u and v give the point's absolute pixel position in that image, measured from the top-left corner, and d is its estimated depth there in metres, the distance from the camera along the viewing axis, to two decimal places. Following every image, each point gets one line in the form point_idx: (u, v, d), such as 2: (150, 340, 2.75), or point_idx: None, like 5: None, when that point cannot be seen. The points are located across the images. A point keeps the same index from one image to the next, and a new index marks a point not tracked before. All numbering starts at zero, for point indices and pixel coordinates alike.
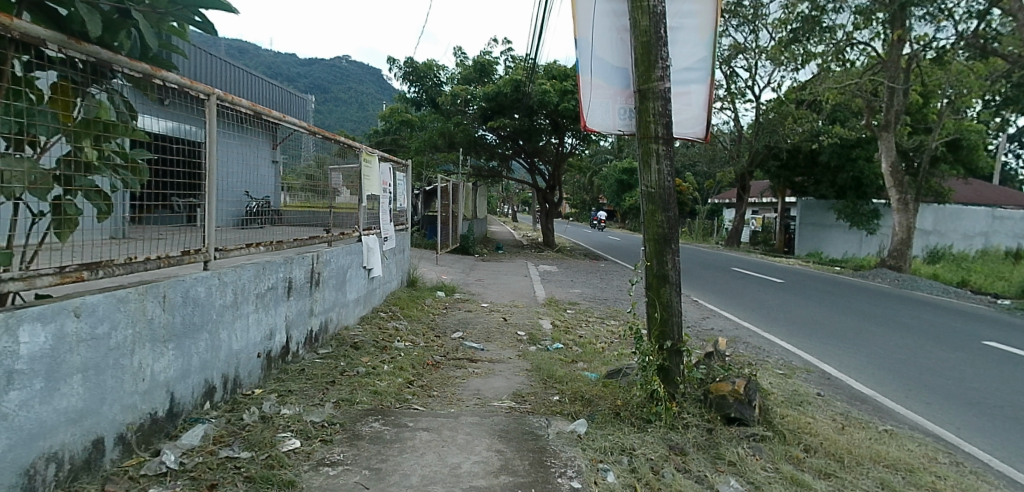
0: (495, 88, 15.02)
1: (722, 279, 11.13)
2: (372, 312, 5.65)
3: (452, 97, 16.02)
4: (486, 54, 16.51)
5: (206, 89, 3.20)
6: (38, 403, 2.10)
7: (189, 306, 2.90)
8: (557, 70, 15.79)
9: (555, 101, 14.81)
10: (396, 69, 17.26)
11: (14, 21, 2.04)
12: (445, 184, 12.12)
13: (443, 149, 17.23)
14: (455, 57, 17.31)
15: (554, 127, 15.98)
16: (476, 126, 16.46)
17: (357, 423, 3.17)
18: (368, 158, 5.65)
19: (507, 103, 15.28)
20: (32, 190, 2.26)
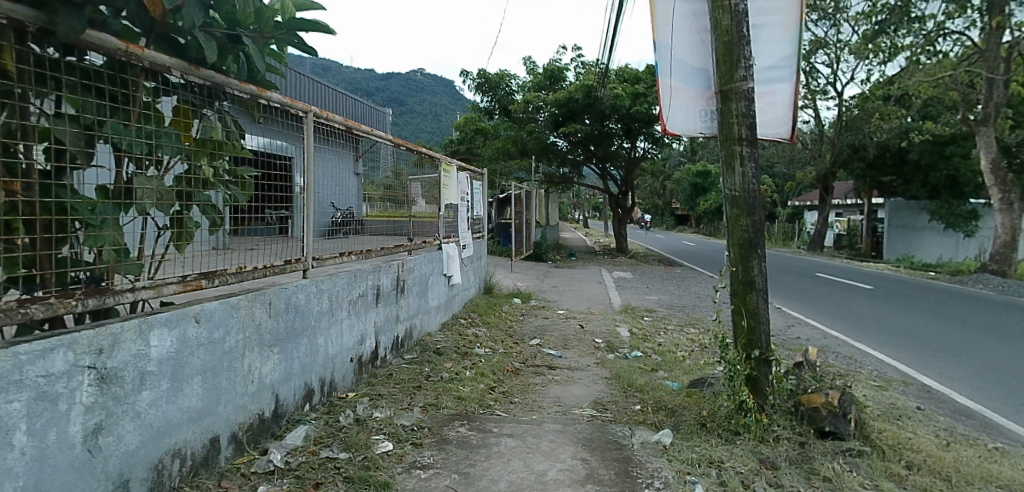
0: (566, 94, 15.24)
1: (807, 285, 10.62)
2: (452, 318, 5.77)
3: (524, 105, 16.18)
4: (558, 61, 16.74)
5: (304, 107, 3.40)
6: (165, 402, 2.35)
7: (291, 312, 3.06)
8: (629, 74, 15.71)
9: (627, 105, 14.76)
10: (468, 80, 17.71)
11: (143, 51, 2.31)
12: (519, 191, 12.22)
13: (516, 157, 17.46)
14: (525, 66, 17.58)
15: (626, 131, 15.91)
16: (548, 132, 16.62)
17: (444, 428, 3.23)
18: (447, 167, 5.81)
19: (579, 109, 15.40)
20: (159, 206, 2.49)
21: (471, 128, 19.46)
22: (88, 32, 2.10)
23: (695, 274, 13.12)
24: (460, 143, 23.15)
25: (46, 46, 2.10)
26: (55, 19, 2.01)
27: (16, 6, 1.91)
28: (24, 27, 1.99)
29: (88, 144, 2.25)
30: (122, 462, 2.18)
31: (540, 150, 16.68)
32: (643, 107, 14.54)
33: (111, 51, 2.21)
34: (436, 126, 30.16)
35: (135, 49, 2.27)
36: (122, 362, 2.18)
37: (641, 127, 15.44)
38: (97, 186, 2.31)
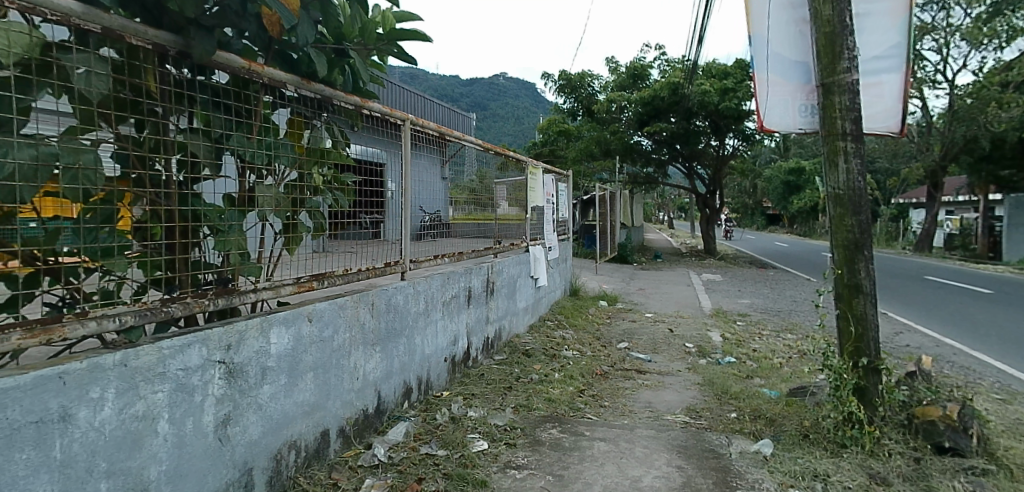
0: (651, 92, 15.06)
1: (914, 289, 9.86)
2: (539, 320, 5.81)
3: (607, 105, 16.13)
4: (641, 59, 16.63)
5: (402, 115, 3.56)
6: (283, 396, 2.51)
7: (391, 313, 3.19)
8: (718, 69, 15.33)
9: (715, 101, 14.37)
10: (549, 83, 17.89)
11: (263, 68, 2.49)
12: (603, 193, 12.11)
13: (599, 158, 17.34)
14: (608, 65, 17.54)
15: (715, 127, 15.46)
16: (632, 132, 16.45)
17: (536, 429, 3.25)
18: (533, 170, 5.91)
19: (664, 107, 15.18)
20: (278, 212, 2.69)
21: (553, 130, 19.54)
22: (217, 53, 2.29)
23: (790, 276, 12.47)
24: (539, 146, 23.25)
25: (182, 67, 2.31)
26: (191, 43, 2.22)
27: (159, 32, 2.14)
28: (166, 50, 2.20)
29: (215, 156, 2.46)
30: (247, 451, 2.35)
31: (624, 151, 16.49)
32: (733, 103, 14.09)
33: (236, 69, 2.40)
34: (515, 129, 30.50)
35: (256, 67, 2.45)
36: (247, 358, 2.36)
37: (730, 123, 14.96)
38: (220, 195, 2.54)
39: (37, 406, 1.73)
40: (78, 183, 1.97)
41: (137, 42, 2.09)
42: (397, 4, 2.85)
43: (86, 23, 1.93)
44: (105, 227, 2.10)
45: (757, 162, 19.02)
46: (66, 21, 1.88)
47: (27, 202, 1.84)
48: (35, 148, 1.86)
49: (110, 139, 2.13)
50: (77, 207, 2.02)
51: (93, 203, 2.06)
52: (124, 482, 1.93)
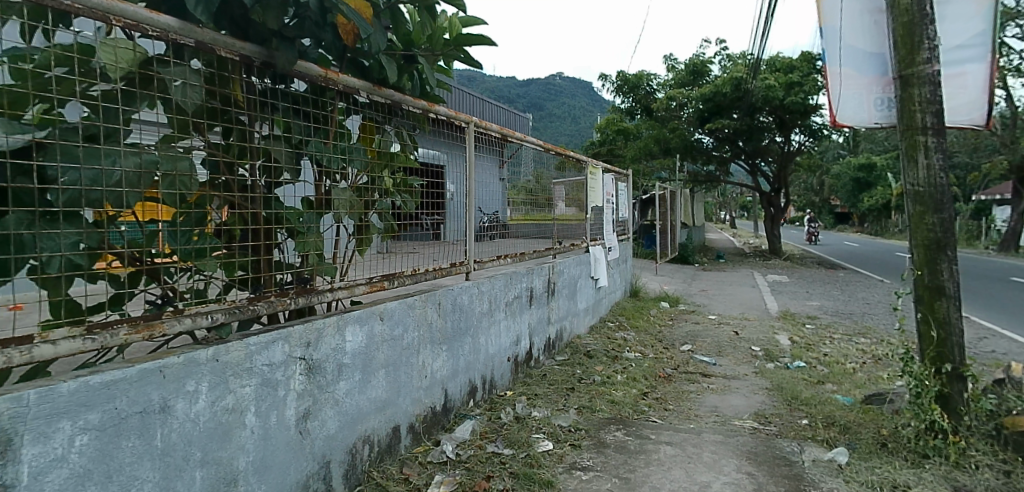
0: (712, 88, 14.79)
1: (1001, 291, 9.24)
2: (600, 321, 5.79)
3: (666, 102, 16.20)
4: (701, 55, 16.66)
5: (466, 117, 3.65)
6: (358, 392, 2.60)
7: (457, 312, 3.25)
8: (783, 63, 15.14)
9: (781, 96, 14.06)
10: (609, 82, 18.01)
11: (339, 76, 2.61)
12: (662, 192, 11.97)
13: (659, 156, 17.15)
14: (668, 63, 17.51)
15: (780, 124, 15.13)
16: (694, 129, 16.28)
17: (600, 431, 3.24)
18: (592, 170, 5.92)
19: (726, 103, 14.93)
20: (350, 214, 2.80)
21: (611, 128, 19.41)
22: (298, 63, 2.42)
23: (860, 278, 11.90)
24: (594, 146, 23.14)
25: (265, 77, 2.44)
26: (274, 54, 2.34)
27: (245, 44, 2.26)
28: (251, 61, 2.32)
29: (295, 161, 2.58)
30: (326, 444, 2.45)
31: (684, 149, 16.25)
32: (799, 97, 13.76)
33: (313, 78, 2.52)
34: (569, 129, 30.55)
35: (332, 75, 2.57)
36: (325, 355, 2.46)
37: (795, 119, 14.62)
38: (299, 198, 2.62)
39: (141, 397, 1.86)
40: (175, 189, 2.11)
41: (226, 54, 2.21)
42: (463, 9, 2.91)
43: (183, 37, 2.07)
44: (196, 230, 2.22)
45: (822, 158, 18.23)
46: (165, 36, 2.02)
47: (131, 206, 1.99)
48: (138, 155, 2.00)
49: (199, 145, 2.24)
50: (172, 209, 2.14)
51: (187, 206, 2.19)
52: (216, 471, 2.05)
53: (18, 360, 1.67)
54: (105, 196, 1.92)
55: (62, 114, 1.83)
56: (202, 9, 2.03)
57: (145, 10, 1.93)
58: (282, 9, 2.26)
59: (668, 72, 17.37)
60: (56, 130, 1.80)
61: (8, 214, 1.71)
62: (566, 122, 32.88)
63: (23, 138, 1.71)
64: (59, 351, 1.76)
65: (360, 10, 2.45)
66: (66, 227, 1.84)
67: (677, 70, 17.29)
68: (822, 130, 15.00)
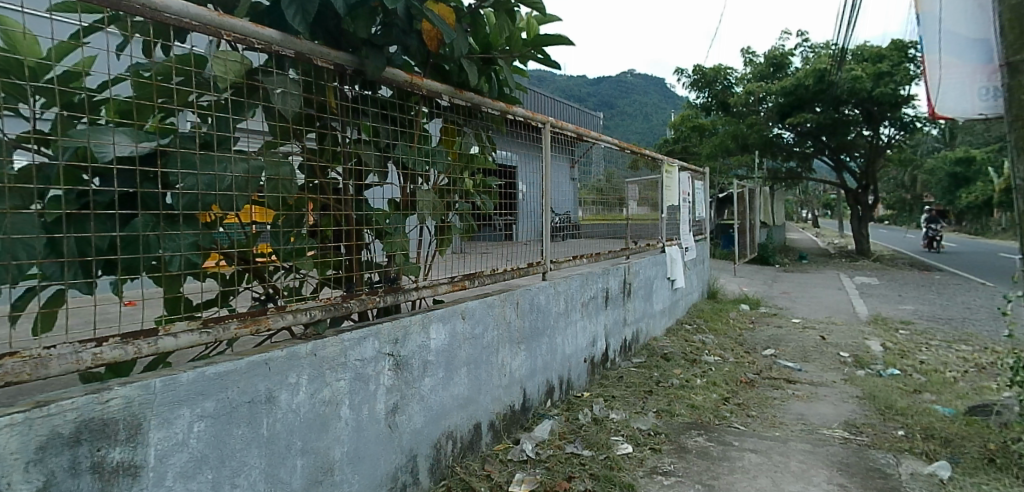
0: (794, 81, 14.50)
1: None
2: (676, 323, 5.68)
3: (745, 97, 15.84)
4: (780, 48, 16.30)
5: (542, 118, 3.67)
6: (441, 388, 2.67)
7: (535, 312, 3.27)
8: (870, 52, 14.50)
9: (868, 87, 13.45)
10: (684, 78, 17.81)
11: (422, 81, 2.70)
12: (741, 189, 11.68)
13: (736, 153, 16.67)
14: (745, 57, 17.14)
15: (867, 116, 14.39)
16: (774, 125, 15.75)
17: (681, 436, 3.17)
18: (668, 169, 5.84)
19: (808, 97, 14.52)
20: (433, 215, 2.87)
21: (685, 126, 19.01)
22: (387, 69, 2.51)
23: (959, 281, 11.02)
24: (665, 145, 22.73)
25: (355, 84, 2.54)
26: (365, 61, 2.44)
27: (339, 53, 2.37)
28: (345, 70, 2.43)
29: (382, 164, 2.68)
30: (412, 438, 2.52)
31: (764, 144, 15.77)
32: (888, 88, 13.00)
33: (399, 83, 2.62)
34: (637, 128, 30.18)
35: (416, 80, 2.66)
36: (411, 351, 2.54)
37: (885, 112, 13.87)
38: (386, 200, 2.72)
39: (249, 388, 1.99)
40: (278, 192, 2.24)
41: (322, 63, 2.33)
42: (540, 9, 2.92)
43: (284, 49, 2.18)
44: (295, 231, 2.36)
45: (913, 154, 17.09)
46: (269, 48, 2.14)
47: (239, 209, 2.11)
48: (246, 161, 2.12)
49: (297, 150, 2.38)
50: (274, 213, 2.26)
51: (286, 209, 2.32)
52: (315, 460, 2.16)
53: (146, 351, 1.82)
54: (217, 200, 2.04)
55: (175, 123, 1.97)
56: (301, 20, 2.14)
57: (251, 24, 2.06)
58: (370, 18, 2.35)
59: (745, 66, 16.99)
60: (175, 138, 1.95)
61: (137, 217, 1.88)
62: (634, 120, 32.47)
63: (148, 145, 1.88)
64: (180, 343, 1.90)
65: (444, 16, 2.53)
66: (185, 228, 1.99)
67: (756, 63, 16.90)
68: (914, 123, 14.07)
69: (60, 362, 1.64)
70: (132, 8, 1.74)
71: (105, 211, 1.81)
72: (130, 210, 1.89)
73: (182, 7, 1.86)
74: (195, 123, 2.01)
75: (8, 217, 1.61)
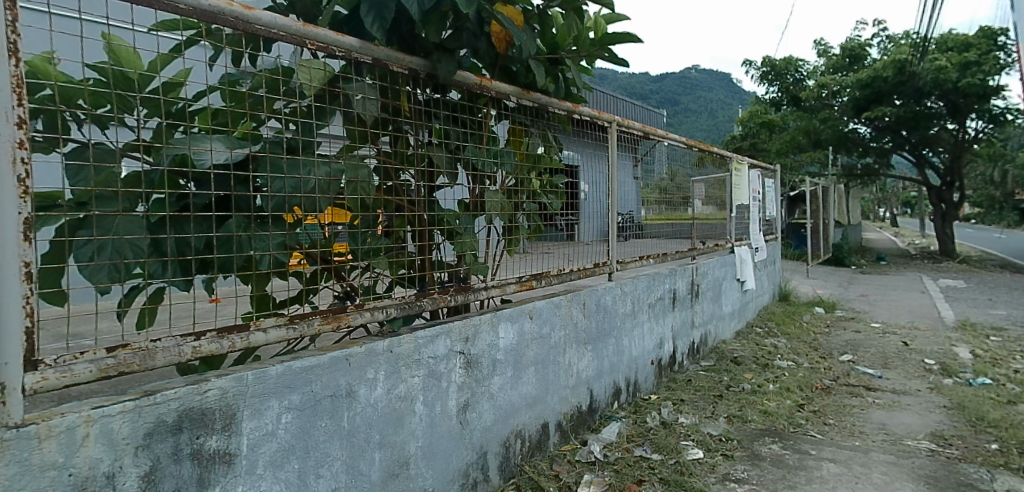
0: (871, 72, 13.80)
1: None
2: (747, 327, 5.51)
3: (818, 90, 15.31)
4: (856, 39, 15.61)
5: (609, 117, 3.65)
6: (510, 387, 2.69)
7: (601, 313, 3.25)
8: (955, 41, 13.62)
9: (954, 78, 12.54)
10: (753, 71, 17.34)
11: (491, 83, 2.73)
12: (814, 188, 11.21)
13: (808, 149, 15.98)
14: (817, 48, 16.48)
15: (952, 109, 13.49)
16: (848, 119, 15.02)
17: (754, 443, 3.08)
18: (737, 166, 5.70)
19: (887, 89, 13.73)
20: (501, 215, 2.91)
21: (755, 121, 18.41)
22: (457, 73, 2.57)
23: None
24: (733, 143, 22.06)
25: (427, 88, 2.60)
26: (437, 65, 2.50)
27: (412, 58, 2.44)
28: (418, 74, 2.51)
29: (453, 166, 2.73)
30: (482, 436, 2.56)
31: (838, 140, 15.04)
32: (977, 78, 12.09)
33: (469, 86, 2.67)
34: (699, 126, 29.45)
35: (485, 82, 2.70)
36: (481, 350, 2.58)
37: (974, 103, 12.95)
38: (456, 201, 2.81)
39: (331, 382, 2.07)
40: (357, 194, 2.33)
41: (397, 68, 2.41)
42: (610, 7, 2.89)
43: (362, 56, 2.27)
44: (370, 232, 2.44)
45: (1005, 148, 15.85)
46: (349, 56, 2.22)
47: (322, 210, 2.19)
48: (328, 165, 2.21)
49: (371, 154, 2.45)
50: (350, 214, 2.34)
51: (363, 211, 2.40)
52: (392, 454, 2.23)
53: (239, 345, 1.92)
54: (302, 201, 2.13)
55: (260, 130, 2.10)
56: (378, 27, 2.21)
57: (333, 33, 2.15)
58: (441, 23, 2.41)
59: (819, 58, 16.33)
60: (265, 144, 2.08)
61: (231, 218, 1.99)
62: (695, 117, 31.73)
63: (242, 152, 1.97)
64: (269, 338, 2.00)
65: (513, 17, 2.56)
66: (273, 229, 2.10)
67: (830, 55, 16.23)
68: (1005, 115, 13.07)
69: (165, 354, 1.76)
70: (226, 21, 1.86)
71: (203, 213, 1.93)
72: (224, 212, 2.00)
73: (271, 18, 1.96)
74: (279, 129, 2.14)
75: (118, 220, 1.76)
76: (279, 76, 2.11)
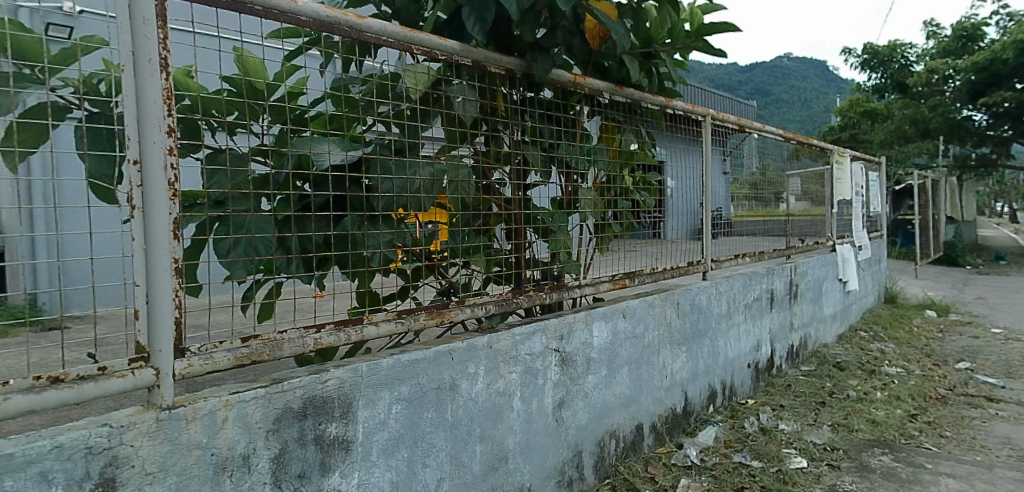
0: (988, 54, 12.65)
1: None
2: (850, 330, 5.21)
3: (926, 76, 14.29)
4: (971, 18, 14.33)
5: (703, 111, 3.57)
6: (604, 386, 2.68)
7: (696, 313, 3.17)
8: None
9: None
10: (853, 57, 16.47)
11: (584, 80, 2.73)
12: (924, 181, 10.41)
13: (914, 139, 14.86)
14: (925, 30, 15.31)
15: None
16: (963, 105, 13.90)
17: (862, 454, 2.90)
18: (838, 159, 5.40)
19: (1006, 72, 12.48)
20: (594, 213, 2.92)
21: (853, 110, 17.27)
22: (553, 71, 2.58)
23: None
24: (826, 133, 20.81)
25: (522, 88, 2.62)
26: (533, 64, 2.53)
27: (509, 58, 2.48)
28: (514, 74, 2.54)
29: (546, 164, 2.75)
30: (578, 434, 2.56)
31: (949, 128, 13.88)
32: None
33: (562, 84, 2.67)
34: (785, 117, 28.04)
35: (579, 79, 2.70)
36: (576, 348, 2.58)
37: None
38: (549, 199, 2.79)
39: (436, 376, 2.14)
40: (458, 194, 2.42)
41: (495, 69, 2.46)
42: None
43: (463, 58, 2.33)
44: (466, 230, 2.49)
45: None
46: (451, 59, 2.29)
47: (426, 209, 2.29)
48: (431, 166, 2.31)
49: (468, 154, 2.52)
50: (452, 213, 2.43)
51: (463, 209, 2.47)
52: (492, 448, 2.28)
53: (354, 338, 2.03)
54: (408, 201, 2.23)
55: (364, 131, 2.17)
56: (479, 29, 2.26)
57: (436, 37, 2.22)
58: (535, 22, 2.44)
59: (928, 40, 15.17)
60: (375, 146, 2.17)
61: (347, 217, 2.11)
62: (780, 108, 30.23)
63: (356, 154, 2.08)
64: (380, 331, 2.10)
65: (607, 12, 2.54)
66: (383, 227, 2.19)
67: (941, 37, 15.02)
68: None
69: (290, 344, 1.87)
70: (342, 30, 1.96)
71: (321, 212, 2.05)
72: (340, 211, 2.12)
73: (381, 26, 2.04)
74: (383, 132, 2.20)
75: (250, 218, 1.87)
76: (386, 81, 2.27)
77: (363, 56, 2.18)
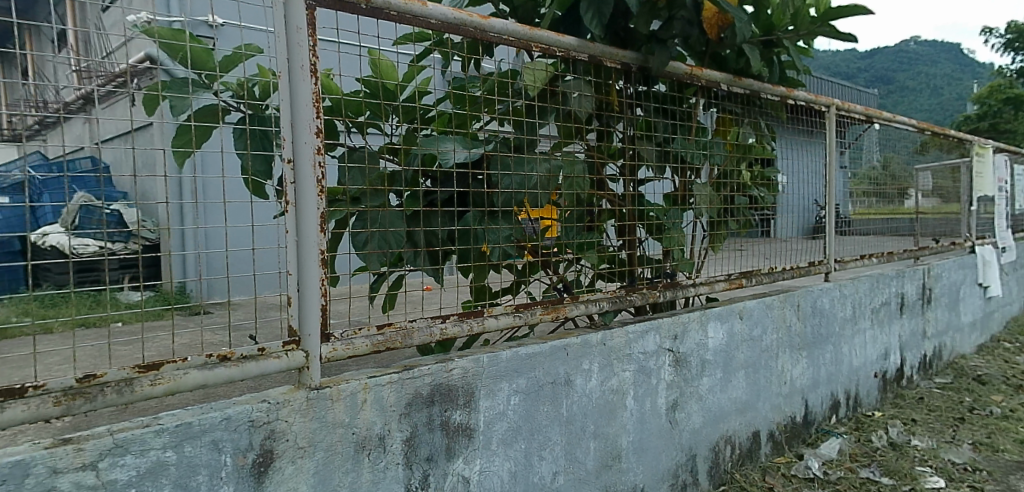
0: None
1: None
2: (991, 341, 4.73)
3: None
4: None
5: (827, 100, 3.40)
6: (720, 389, 2.60)
7: (817, 316, 3.00)
8: None
9: None
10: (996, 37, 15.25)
11: (701, 71, 2.65)
12: None
13: None
14: None
15: None
16: None
17: (1011, 477, 2.63)
18: (979, 151, 4.92)
19: None
20: (708, 210, 2.84)
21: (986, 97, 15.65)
22: (669, 63, 2.52)
23: None
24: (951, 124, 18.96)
25: (637, 82, 2.58)
26: (650, 58, 2.49)
27: (625, 52, 2.45)
28: (630, 68, 2.51)
29: (661, 159, 2.70)
30: (691, 438, 2.51)
31: None
32: None
33: (677, 76, 2.61)
34: None
35: (696, 71, 2.62)
36: (690, 349, 2.51)
37: None
38: (662, 194, 2.77)
39: (552, 370, 2.16)
40: (573, 189, 2.42)
41: (610, 64, 2.43)
42: None
43: (580, 54, 2.32)
44: (579, 225, 2.50)
45: None
46: (567, 55, 2.28)
47: (543, 205, 2.33)
48: (548, 162, 2.33)
49: (581, 149, 2.52)
50: (567, 209, 2.45)
51: (575, 206, 2.47)
52: (606, 446, 2.27)
53: (476, 329, 2.08)
54: (525, 197, 2.26)
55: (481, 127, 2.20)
56: (597, 24, 2.24)
57: (555, 34, 2.22)
58: (652, 14, 2.40)
59: None
60: (495, 144, 2.20)
61: (469, 212, 2.13)
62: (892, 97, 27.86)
63: (478, 151, 2.12)
64: (500, 323, 2.14)
65: None
66: (503, 223, 2.23)
67: None
68: None
69: (419, 333, 1.95)
70: (467, 31, 2.00)
71: (446, 208, 2.11)
72: (462, 206, 2.17)
73: (503, 25, 2.07)
74: (497, 130, 2.21)
75: (384, 213, 1.97)
76: (506, 79, 2.26)
77: (483, 55, 2.24)
